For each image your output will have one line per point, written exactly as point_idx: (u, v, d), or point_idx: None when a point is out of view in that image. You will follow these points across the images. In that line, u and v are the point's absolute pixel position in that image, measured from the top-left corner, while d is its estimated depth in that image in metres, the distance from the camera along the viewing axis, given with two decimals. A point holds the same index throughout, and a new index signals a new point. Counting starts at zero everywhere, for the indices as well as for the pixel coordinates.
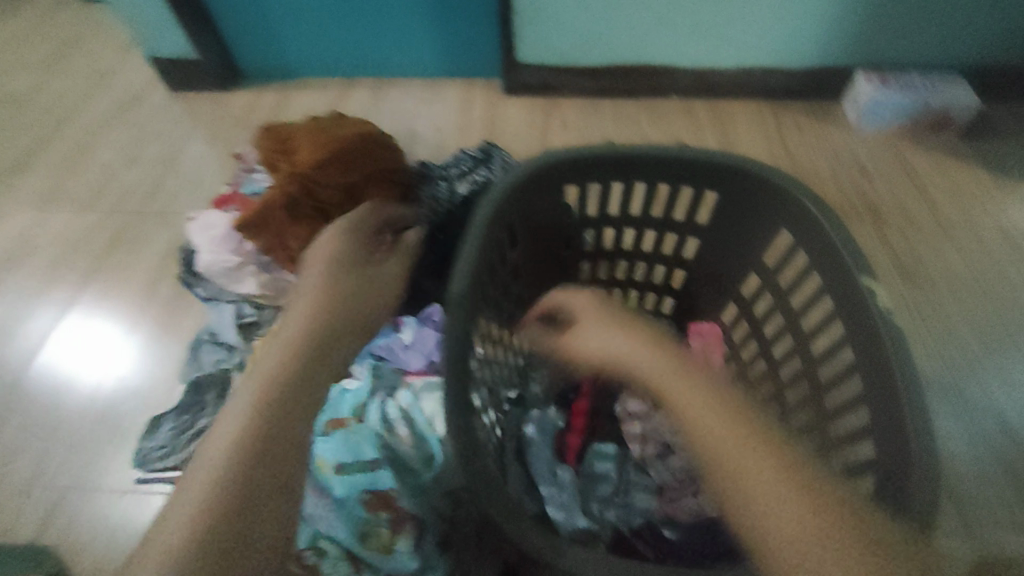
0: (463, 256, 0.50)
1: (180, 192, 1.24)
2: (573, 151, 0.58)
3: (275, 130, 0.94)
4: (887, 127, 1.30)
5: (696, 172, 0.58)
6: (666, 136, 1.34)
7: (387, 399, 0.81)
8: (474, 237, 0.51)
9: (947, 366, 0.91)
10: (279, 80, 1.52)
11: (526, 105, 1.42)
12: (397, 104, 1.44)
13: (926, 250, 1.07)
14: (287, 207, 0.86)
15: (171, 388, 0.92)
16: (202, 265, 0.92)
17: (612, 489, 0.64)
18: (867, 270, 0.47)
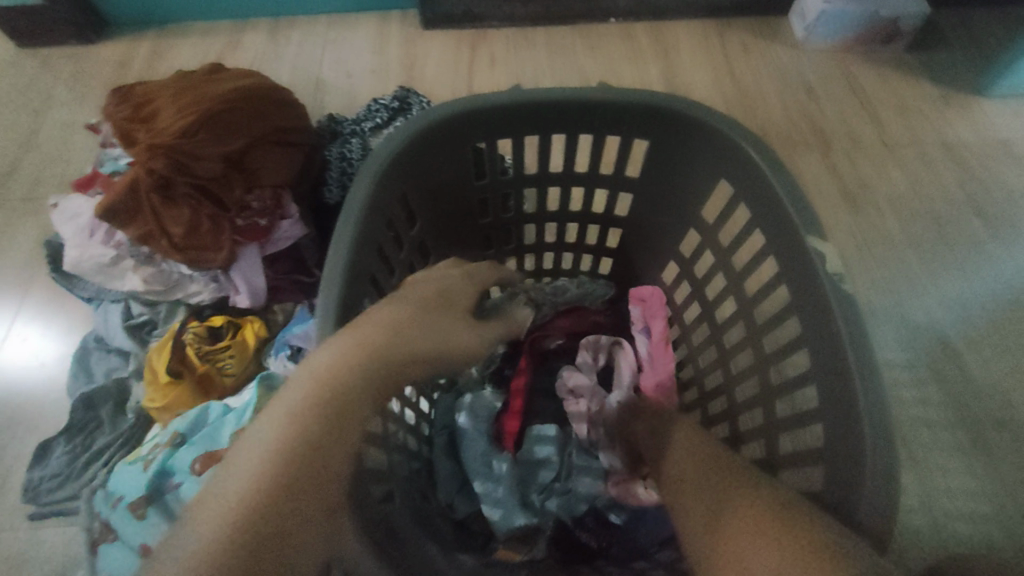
0: (333, 251, 0.40)
1: (44, 172, 1.05)
2: (470, 100, 0.48)
3: (131, 94, 0.80)
4: (837, 43, 1.21)
5: (618, 117, 0.49)
6: (604, 66, 1.22)
7: None
8: (344, 224, 0.41)
9: (894, 295, 0.89)
10: (155, 25, 1.29)
11: (448, 39, 1.26)
12: (300, 47, 1.25)
13: (873, 174, 1.03)
14: (156, 187, 0.74)
15: (60, 404, 0.81)
16: (71, 263, 0.79)
17: (554, 475, 0.59)
18: (815, 228, 0.40)
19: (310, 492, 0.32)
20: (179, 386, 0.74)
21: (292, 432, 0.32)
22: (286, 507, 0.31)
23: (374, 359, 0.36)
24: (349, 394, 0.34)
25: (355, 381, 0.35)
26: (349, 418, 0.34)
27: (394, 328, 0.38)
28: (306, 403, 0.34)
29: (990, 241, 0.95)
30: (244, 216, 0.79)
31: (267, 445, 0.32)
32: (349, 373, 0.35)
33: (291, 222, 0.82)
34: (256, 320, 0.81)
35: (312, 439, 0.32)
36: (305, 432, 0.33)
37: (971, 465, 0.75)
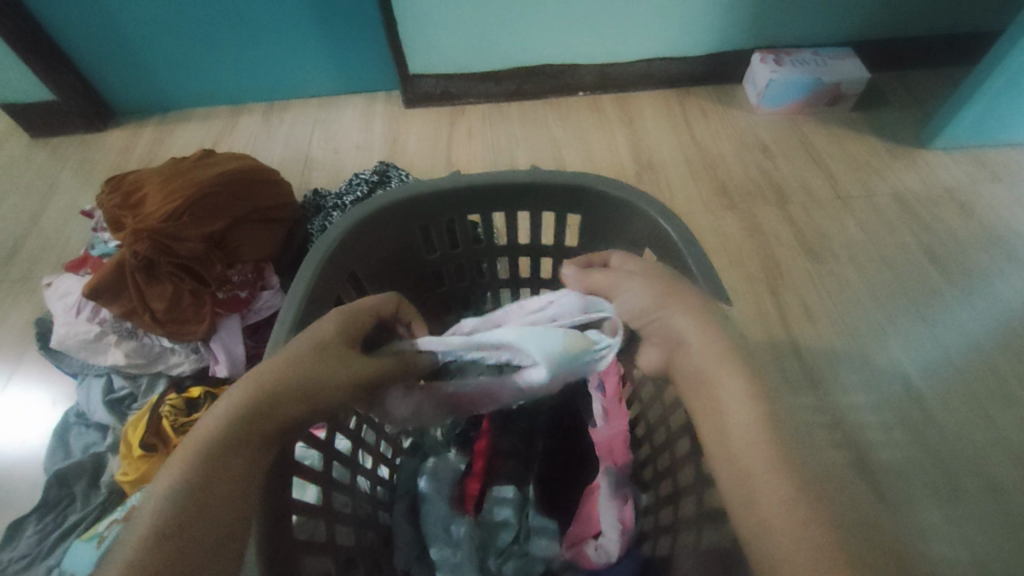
0: (279, 329, 0.44)
1: (45, 251, 1.11)
2: (417, 188, 0.54)
3: (121, 182, 0.86)
4: (789, 106, 1.30)
5: (550, 195, 0.55)
6: (573, 134, 1.30)
7: None
8: (293, 305, 0.45)
9: (856, 342, 0.91)
10: (159, 114, 1.40)
11: (427, 116, 1.35)
12: (290, 127, 1.35)
13: (830, 224, 1.08)
14: (139, 267, 0.79)
15: (37, 480, 0.82)
16: (58, 340, 0.83)
17: (513, 537, 0.61)
18: (723, 293, 0.44)
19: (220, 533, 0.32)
20: (151, 459, 0.75)
21: (180, 487, 0.32)
22: (169, 563, 0.30)
23: (246, 411, 0.35)
24: (238, 443, 0.34)
25: (222, 436, 0.34)
26: (239, 465, 0.34)
27: (282, 375, 0.37)
28: (191, 455, 0.33)
29: (946, 286, 0.98)
30: (224, 289, 0.84)
31: (159, 502, 0.31)
32: (233, 422, 0.34)
33: (272, 293, 0.87)
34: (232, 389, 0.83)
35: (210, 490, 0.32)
36: (194, 482, 0.32)
37: (947, 511, 0.75)
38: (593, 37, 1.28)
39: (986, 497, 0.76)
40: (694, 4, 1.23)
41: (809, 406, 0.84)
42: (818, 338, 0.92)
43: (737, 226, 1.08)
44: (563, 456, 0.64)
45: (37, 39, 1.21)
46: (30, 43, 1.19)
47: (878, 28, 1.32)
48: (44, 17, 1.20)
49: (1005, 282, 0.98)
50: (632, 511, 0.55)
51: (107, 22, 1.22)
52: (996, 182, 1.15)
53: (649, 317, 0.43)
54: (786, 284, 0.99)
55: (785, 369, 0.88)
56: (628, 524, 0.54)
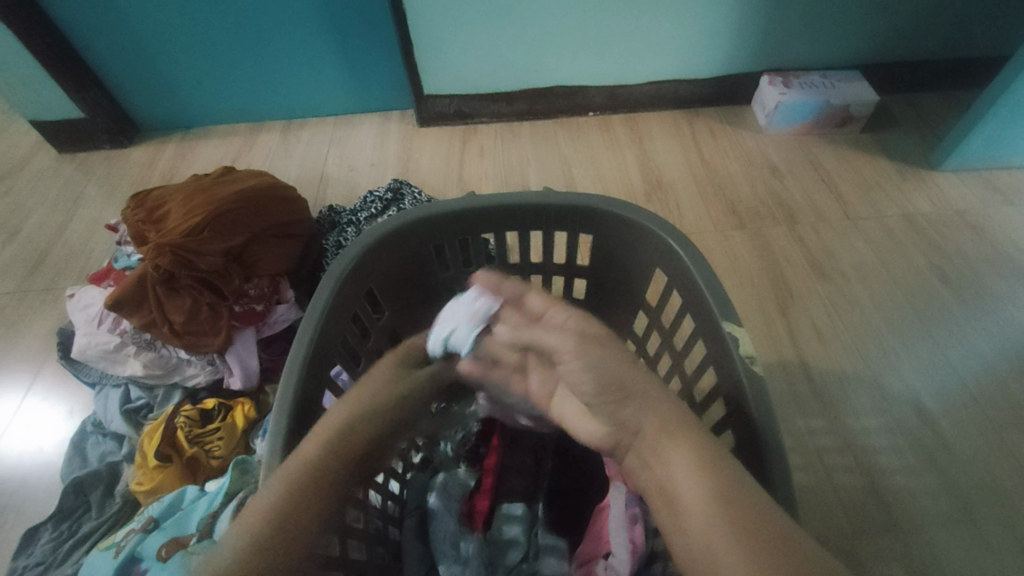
0: (298, 346, 0.46)
1: (67, 263, 1.14)
2: (432, 207, 0.56)
3: (145, 198, 0.89)
4: (798, 127, 1.31)
5: (561, 216, 0.56)
6: (583, 152, 1.32)
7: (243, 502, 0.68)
8: (309, 324, 0.47)
9: (866, 363, 0.91)
10: (181, 131, 1.45)
11: (441, 135, 1.38)
12: (307, 144, 1.39)
13: (839, 245, 1.08)
14: (160, 280, 0.81)
15: (53, 488, 0.83)
16: (79, 350, 0.85)
17: (522, 556, 0.61)
18: (731, 315, 0.45)
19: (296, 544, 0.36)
20: (166, 469, 0.76)
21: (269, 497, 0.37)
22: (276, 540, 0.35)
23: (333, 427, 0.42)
24: (318, 463, 0.40)
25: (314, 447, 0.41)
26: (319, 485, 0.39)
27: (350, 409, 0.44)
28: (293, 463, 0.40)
29: (958, 309, 0.98)
30: (241, 302, 0.86)
31: (265, 506, 0.37)
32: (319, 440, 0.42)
33: (287, 306, 0.89)
34: (246, 401, 0.84)
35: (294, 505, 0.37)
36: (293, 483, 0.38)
37: (959, 537, 0.74)
38: (603, 60, 1.31)
39: (1000, 524, 0.75)
40: (703, 28, 1.26)
41: (819, 428, 0.84)
42: (828, 359, 0.92)
43: (746, 245, 1.09)
44: (571, 472, 0.64)
45: (69, 59, 1.26)
46: (62, 62, 1.25)
47: (885, 52, 1.34)
48: (76, 38, 1.25)
49: (1018, 306, 0.98)
50: (643, 531, 0.55)
51: (135, 42, 1.27)
52: (1007, 205, 1.14)
53: None
54: (796, 303, 0.99)
55: (795, 389, 0.88)
56: (639, 543, 0.54)
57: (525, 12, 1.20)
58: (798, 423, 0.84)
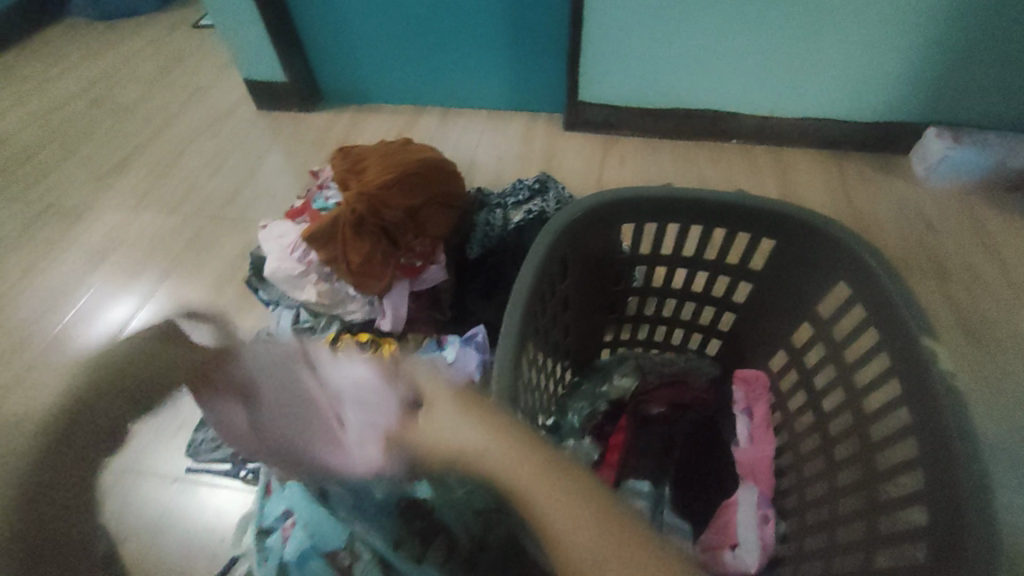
0: (514, 311, 0.50)
1: (254, 202, 1.34)
2: (632, 191, 0.61)
3: (346, 152, 1.03)
4: (962, 185, 1.24)
5: (749, 218, 0.60)
6: (720, 176, 1.34)
7: None
8: (527, 278, 0.53)
9: (1022, 441, 0.84)
10: (354, 104, 1.64)
11: (584, 140, 1.46)
12: (461, 131, 1.52)
13: (997, 311, 1.01)
14: (351, 222, 0.93)
15: None
16: (270, 271, 1.00)
17: (643, 529, 0.64)
18: (929, 331, 0.47)
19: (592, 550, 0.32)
20: None
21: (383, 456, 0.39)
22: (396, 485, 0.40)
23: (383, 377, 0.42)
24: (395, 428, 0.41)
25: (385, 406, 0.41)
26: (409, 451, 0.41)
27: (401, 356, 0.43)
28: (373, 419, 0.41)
29: None
30: (407, 256, 0.97)
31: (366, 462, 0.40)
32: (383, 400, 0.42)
33: (438, 268, 0.99)
34: (392, 342, 0.96)
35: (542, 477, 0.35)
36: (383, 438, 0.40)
37: None
38: (760, 87, 1.32)
39: None
40: (877, 71, 1.24)
41: None
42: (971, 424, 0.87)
43: None
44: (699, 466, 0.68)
45: (286, 31, 1.48)
46: (282, 33, 1.47)
47: None
48: (296, 12, 1.47)
49: None
50: (772, 533, 0.58)
51: (341, 21, 1.47)
52: None
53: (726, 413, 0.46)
54: None
55: None
56: (767, 543, 0.57)
57: (693, 32, 1.24)
58: None
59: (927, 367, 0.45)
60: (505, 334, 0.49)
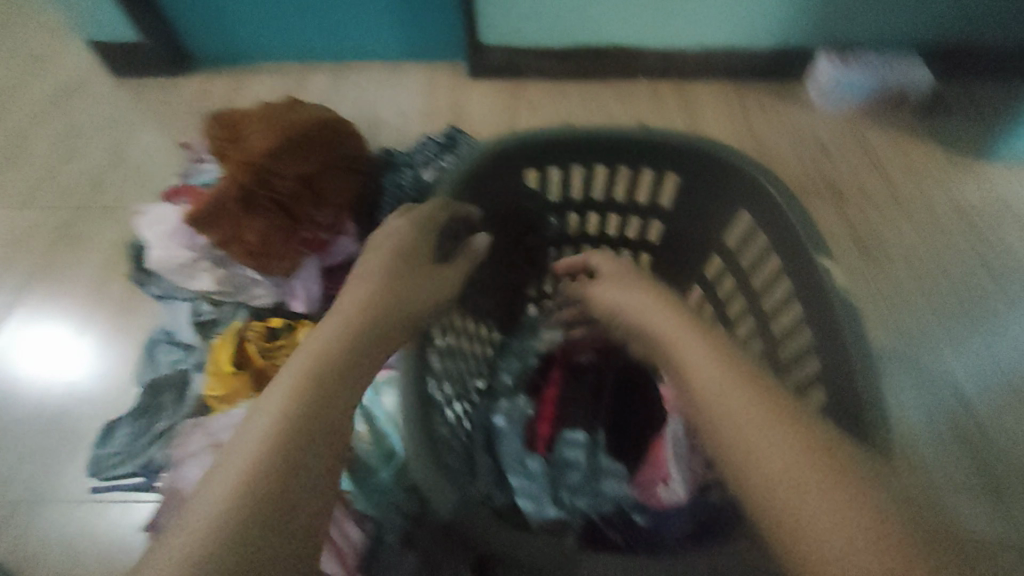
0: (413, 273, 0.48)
1: (126, 187, 1.17)
2: (527, 136, 0.60)
3: (221, 117, 0.90)
4: (849, 107, 1.31)
5: (649, 151, 0.59)
6: (631, 116, 1.33)
7: None
8: (421, 240, 0.50)
9: (907, 341, 0.94)
10: (232, 64, 1.45)
11: (492, 87, 1.39)
12: (359, 87, 1.39)
13: (883, 224, 1.10)
14: (237, 198, 0.83)
15: (125, 390, 0.88)
16: (154, 262, 0.88)
17: (583, 476, 0.64)
18: (823, 250, 0.48)
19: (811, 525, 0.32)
20: (240, 375, 0.81)
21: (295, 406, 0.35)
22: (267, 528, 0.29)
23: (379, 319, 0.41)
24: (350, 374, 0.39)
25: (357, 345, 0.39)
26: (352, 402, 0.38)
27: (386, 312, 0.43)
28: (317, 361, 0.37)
29: (998, 297, 1.01)
30: (310, 229, 0.89)
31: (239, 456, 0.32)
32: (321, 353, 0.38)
33: (348, 239, 0.93)
34: (309, 323, 0.89)
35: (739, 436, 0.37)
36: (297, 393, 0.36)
37: (984, 509, 0.81)
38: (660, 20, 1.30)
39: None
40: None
41: None
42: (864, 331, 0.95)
43: None
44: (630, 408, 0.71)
45: None
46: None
47: (944, 36, 1.33)
48: None
49: None
50: (701, 462, 0.63)
51: None
52: None
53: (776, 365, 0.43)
54: None
55: None
56: (696, 473, 0.62)
57: None
58: None
59: (822, 284, 0.47)
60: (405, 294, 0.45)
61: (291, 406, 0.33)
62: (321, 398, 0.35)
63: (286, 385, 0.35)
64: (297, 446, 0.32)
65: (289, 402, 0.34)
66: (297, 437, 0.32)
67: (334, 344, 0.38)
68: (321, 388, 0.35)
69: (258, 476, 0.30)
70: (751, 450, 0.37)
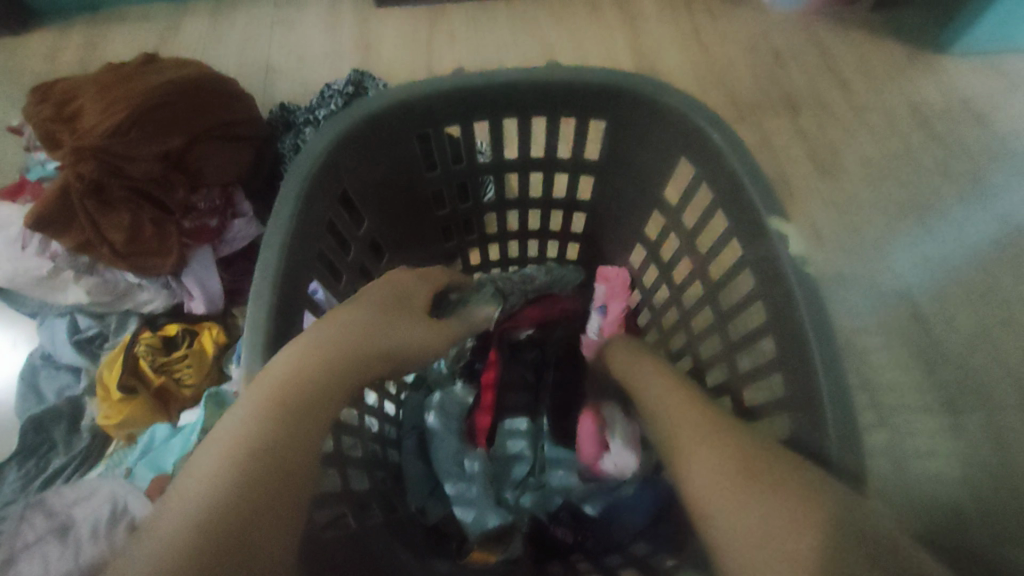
0: (262, 293, 0.38)
1: None
2: (405, 92, 0.47)
3: (50, 91, 0.73)
4: (804, 6, 1.18)
5: (567, 97, 0.48)
6: (567, 37, 1.16)
7: None
8: (270, 255, 0.39)
9: (868, 262, 0.89)
10: (88, 12, 1.20)
11: (405, 17, 1.19)
12: (247, 29, 1.18)
13: (842, 139, 1.02)
14: (87, 191, 0.69)
15: (9, 426, 0.77)
16: (6, 278, 0.74)
17: (528, 469, 0.59)
18: (775, 209, 0.39)
19: (744, 550, 0.29)
20: (134, 401, 0.71)
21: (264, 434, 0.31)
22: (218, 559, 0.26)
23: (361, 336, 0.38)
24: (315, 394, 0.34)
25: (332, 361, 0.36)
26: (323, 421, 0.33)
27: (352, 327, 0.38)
28: (283, 385, 0.33)
29: (959, 207, 0.95)
30: (191, 218, 0.75)
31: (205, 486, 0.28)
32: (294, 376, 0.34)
33: (245, 221, 0.78)
34: (213, 325, 0.77)
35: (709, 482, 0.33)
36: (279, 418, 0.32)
37: (943, 425, 0.74)
38: None
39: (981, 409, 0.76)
40: None
41: None
42: (826, 260, 0.89)
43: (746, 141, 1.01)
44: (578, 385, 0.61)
45: None
46: None
47: None
48: None
49: (1015, 198, 0.95)
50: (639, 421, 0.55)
51: None
52: (1015, 92, 1.08)
53: (776, 340, 0.40)
54: (796, 202, 0.95)
55: None
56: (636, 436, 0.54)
57: None
58: None
59: (774, 255, 0.39)
60: (250, 328, 0.37)
61: (273, 415, 0.32)
62: (304, 412, 0.33)
63: (267, 387, 0.33)
64: (269, 468, 0.30)
65: (274, 409, 0.32)
66: (278, 457, 0.30)
67: (338, 351, 0.36)
68: (307, 399, 0.33)
69: (240, 488, 0.28)
70: (703, 470, 0.34)
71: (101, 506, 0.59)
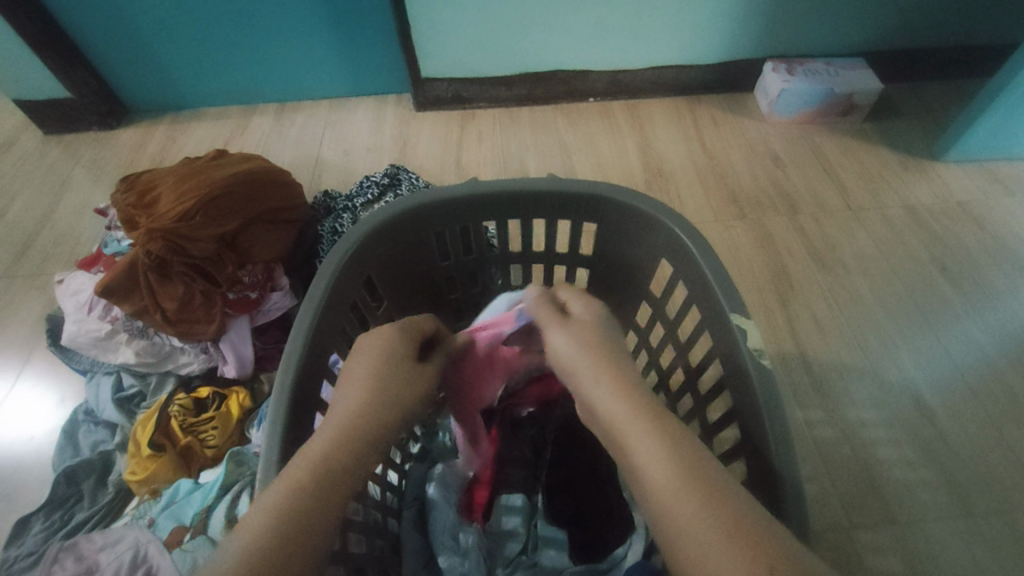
0: (289, 363, 0.44)
1: (55, 250, 1.11)
2: (426, 195, 0.55)
3: (135, 181, 0.87)
4: (800, 116, 1.29)
5: (565, 204, 0.55)
6: (582, 139, 1.30)
7: (237, 497, 0.70)
8: (301, 328, 0.45)
9: (872, 357, 0.90)
10: (172, 113, 1.41)
11: (439, 120, 1.35)
12: (302, 127, 1.36)
13: (841, 237, 1.07)
14: (151, 266, 0.79)
15: (44, 476, 0.82)
16: (68, 338, 0.83)
17: (521, 547, 0.60)
18: (738, 306, 0.44)
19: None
20: (160, 459, 0.76)
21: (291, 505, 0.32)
22: None
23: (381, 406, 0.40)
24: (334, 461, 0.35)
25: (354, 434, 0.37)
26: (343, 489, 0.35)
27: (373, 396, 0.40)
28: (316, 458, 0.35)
29: (961, 305, 0.97)
30: (235, 290, 0.84)
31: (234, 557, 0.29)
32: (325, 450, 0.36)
33: (281, 294, 0.87)
34: (241, 389, 0.83)
35: (703, 527, 0.29)
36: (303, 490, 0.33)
37: (952, 525, 0.74)
38: (604, 43, 1.28)
39: (995, 511, 0.75)
40: (708, 12, 1.23)
41: (817, 418, 0.84)
42: (829, 352, 0.91)
43: (747, 236, 1.08)
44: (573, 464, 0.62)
45: (57, 38, 1.22)
46: (49, 40, 1.21)
47: (890, 39, 1.32)
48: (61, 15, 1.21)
49: (1018, 298, 0.97)
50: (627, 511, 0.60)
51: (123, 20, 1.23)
52: (1009, 197, 1.14)
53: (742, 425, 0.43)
54: (796, 294, 0.99)
55: (796, 382, 0.87)
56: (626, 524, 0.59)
57: None
58: (796, 414, 0.84)
59: (738, 347, 0.43)
60: (275, 398, 0.42)
61: (291, 498, 0.32)
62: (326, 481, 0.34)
63: (287, 471, 0.34)
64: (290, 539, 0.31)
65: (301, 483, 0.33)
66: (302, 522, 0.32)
67: (361, 421, 0.38)
68: (311, 486, 0.33)
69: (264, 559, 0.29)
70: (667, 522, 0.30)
71: (125, 551, 0.64)
